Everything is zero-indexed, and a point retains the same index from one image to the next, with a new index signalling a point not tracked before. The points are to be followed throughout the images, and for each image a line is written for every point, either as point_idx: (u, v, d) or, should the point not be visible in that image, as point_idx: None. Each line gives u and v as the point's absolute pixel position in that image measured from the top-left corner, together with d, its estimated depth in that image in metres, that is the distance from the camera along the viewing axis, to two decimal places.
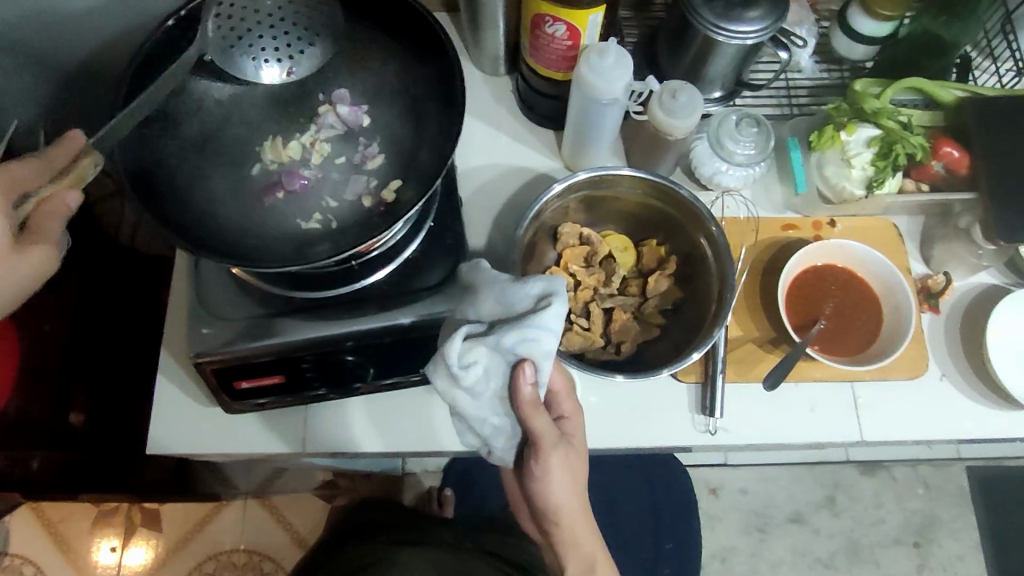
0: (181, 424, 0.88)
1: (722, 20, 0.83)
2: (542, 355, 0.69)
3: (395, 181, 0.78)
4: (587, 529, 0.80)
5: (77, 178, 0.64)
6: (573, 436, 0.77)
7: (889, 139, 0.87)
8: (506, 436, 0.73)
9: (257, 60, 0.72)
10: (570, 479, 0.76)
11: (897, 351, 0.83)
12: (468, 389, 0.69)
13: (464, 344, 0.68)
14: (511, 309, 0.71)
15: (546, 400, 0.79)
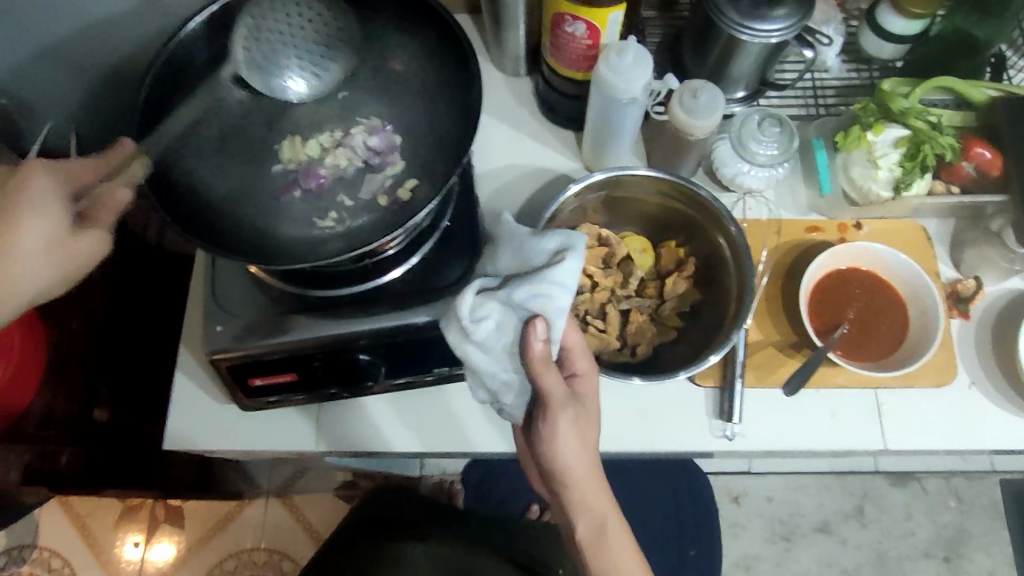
0: (199, 421, 0.89)
1: (746, 18, 0.81)
2: (554, 312, 0.70)
3: (410, 180, 0.79)
4: (601, 498, 0.74)
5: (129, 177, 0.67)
6: (585, 398, 0.74)
7: (917, 139, 0.85)
8: (516, 391, 0.73)
9: (288, 79, 0.76)
10: (579, 438, 0.72)
11: (924, 358, 0.80)
12: (479, 342, 0.70)
13: (477, 298, 0.70)
14: (528, 264, 0.73)
15: (559, 359, 0.76)
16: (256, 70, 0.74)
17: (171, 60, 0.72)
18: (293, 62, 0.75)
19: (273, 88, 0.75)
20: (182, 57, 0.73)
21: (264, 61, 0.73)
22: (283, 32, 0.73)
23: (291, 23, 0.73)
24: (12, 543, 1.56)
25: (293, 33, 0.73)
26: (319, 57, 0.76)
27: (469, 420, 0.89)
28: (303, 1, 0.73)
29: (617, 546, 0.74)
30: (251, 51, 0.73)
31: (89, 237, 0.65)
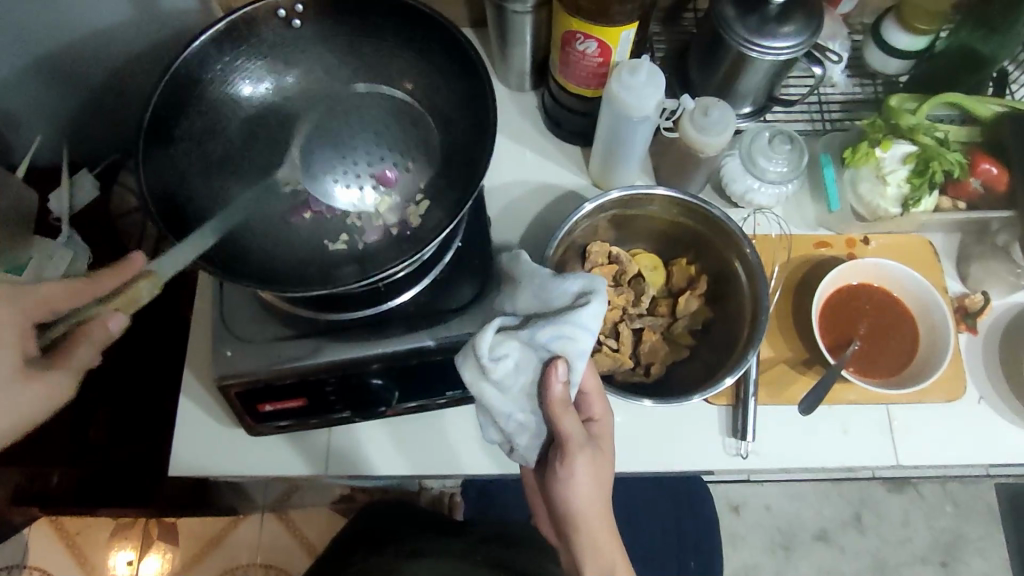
0: (204, 443, 0.87)
1: (756, 35, 0.81)
2: (576, 354, 0.69)
3: (422, 201, 0.77)
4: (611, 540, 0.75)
5: (130, 299, 0.63)
6: (601, 439, 0.75)
7: (925, 156, 0.85)
8: (531, 433, 0.72)
9: (337, 179, 0.76)
10: (595, 480, 0.73)
11: (936, 374, 0.80)
12: (498, 382, 0.68)
13: (496, 338, 0.68)
14: (549, 304, 0.72)
15: (575, 400, 0.77)
16: (310, 173, 0.76)
17: (178, 79, 0.72)
18: (347, 168, 0.76)
19: (321, 189, 0.76)
20: (188, 79, 0.73)
21: (322, 165, 0.76)
22: (341, 135, 0.77)
23: (345, 128, 0.77)
24: None
25: (353, 136, 0.77)
26: (374, 159, 0.76)
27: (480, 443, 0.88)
28: (362, 104, 0.79)
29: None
30: (310, 156, 0.76)
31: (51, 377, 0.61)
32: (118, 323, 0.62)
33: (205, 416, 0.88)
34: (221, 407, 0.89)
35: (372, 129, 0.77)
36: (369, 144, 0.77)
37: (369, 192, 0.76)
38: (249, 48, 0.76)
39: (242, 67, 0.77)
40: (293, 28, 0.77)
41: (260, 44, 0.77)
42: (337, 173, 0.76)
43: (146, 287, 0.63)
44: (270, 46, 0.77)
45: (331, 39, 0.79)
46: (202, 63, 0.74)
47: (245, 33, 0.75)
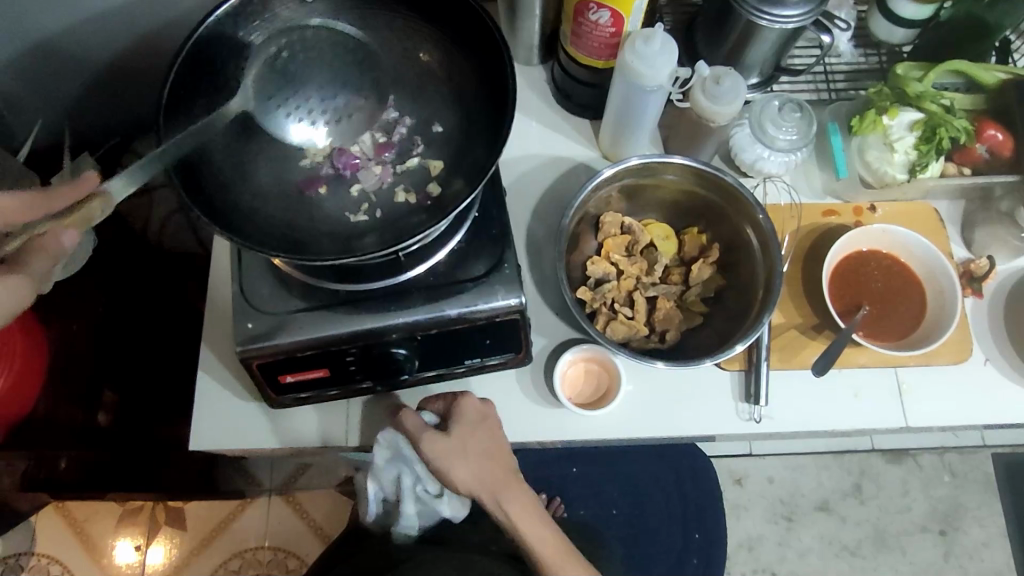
0: (221, 419, 0.88)
1: (765, 4, 0.82)
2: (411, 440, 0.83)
3: (437, 163, 0.78)
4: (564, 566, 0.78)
5: (82, 219, 0.60)
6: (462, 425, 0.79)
7: (932, 122, 0.86)
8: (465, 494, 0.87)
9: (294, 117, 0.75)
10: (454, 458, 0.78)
11: (944, 337, 0.82)
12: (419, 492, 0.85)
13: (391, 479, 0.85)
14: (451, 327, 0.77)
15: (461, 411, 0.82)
16: (264, 110, 0.74)
17: (195, 55, 0.73)
18: (304, 107, 0.75)
19: (275, 123, 0.75)
20: (203, 58, 0.73)
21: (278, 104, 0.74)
22: (301, 74, 0.74)
23: (297, 68, 0.74)
24: (7, 551, 1.52)
25: (310, 80, 0.74)
26: (327, 104, 0.76)
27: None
28: (313, 40, 0.75)
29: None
30: (263, 83, 0.74)
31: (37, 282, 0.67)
32: (71, 237, 0.62)
33: (224, 392, 0.89)
34: (241, 382, 0.89)
35: (321, 68, 0.74)
36: (322, 85, 0.75)
37: (322, 131, 0.77)
38: (262, 23, 0.76)
39: (256, 43, 0.76)
40: (305, 6, 0.77)
41: (274, 20, 0.76)
42: (292, 113, 0.75)
43: (98, 207, 0.60)
44: (282, 22, 0.77)
45: (346, 11, 0.78)
46: (219, 40, 0.74)
47: (259, 8, 0.75)
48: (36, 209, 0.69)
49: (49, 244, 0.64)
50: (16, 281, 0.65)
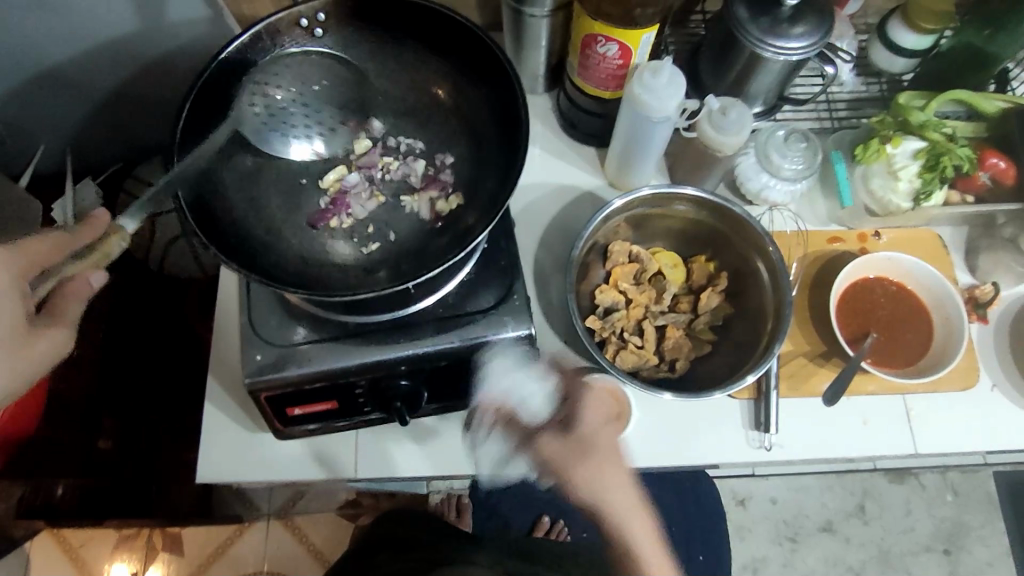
0: (227, 449, 0.87)
1: (769, 36, 0.83)
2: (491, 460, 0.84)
3: (455, 197, 0.76)
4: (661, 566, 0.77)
5: (103, 255, 0.65)
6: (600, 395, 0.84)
7: (935, 150, 0.87)
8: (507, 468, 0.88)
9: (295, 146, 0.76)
10: (594, 414, 0.82)
11: (952, 365, 0.83)
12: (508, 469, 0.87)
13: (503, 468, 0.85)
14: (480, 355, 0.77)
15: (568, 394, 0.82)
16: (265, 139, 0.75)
17: (212, 90, 0.73)
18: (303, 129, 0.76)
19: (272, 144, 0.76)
20: (214, 93, 0.73)
21: (271, 130, 0.75)
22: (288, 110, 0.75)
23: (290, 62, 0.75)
24: None
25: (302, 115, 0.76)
26: (325, 124, 0.78)
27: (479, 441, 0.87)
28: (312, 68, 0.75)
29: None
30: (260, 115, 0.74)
31: (54, 334, 0.62)
32: (99, 278, 0.65)
33: (230, 422, 0.88)
34: (247, 411, 0.88)
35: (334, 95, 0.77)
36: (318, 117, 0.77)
37: (319, 143, 0.78)
38: None
39: None
40: (314, 37, 0.77)
41: None
42: (288, 128, 0.76)
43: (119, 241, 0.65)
44: None
45: (355, 44, 0.79)
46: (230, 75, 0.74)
47: (268, 44, 0.75)
48: (63, 251, 0.64)
49: (75, 290, 0.64)
50: (56, 332, 0.62)
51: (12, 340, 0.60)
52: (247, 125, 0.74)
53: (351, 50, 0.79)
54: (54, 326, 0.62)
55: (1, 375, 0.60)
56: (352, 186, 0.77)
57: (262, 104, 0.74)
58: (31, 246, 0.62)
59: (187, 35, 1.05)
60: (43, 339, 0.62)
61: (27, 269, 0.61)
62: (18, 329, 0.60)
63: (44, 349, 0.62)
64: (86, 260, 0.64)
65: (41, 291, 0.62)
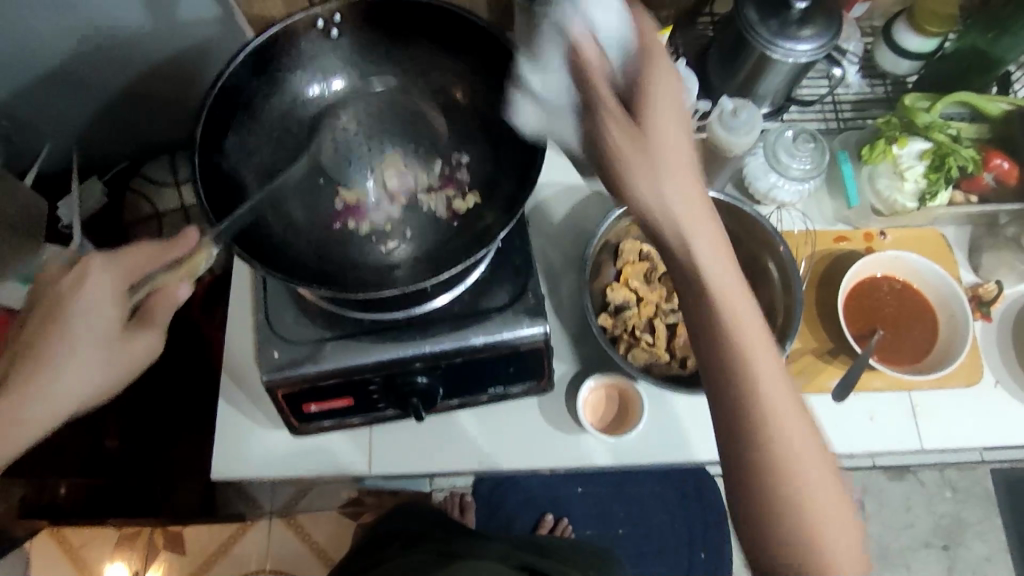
0: (240, 447, 0.87)
1: (778, 38, 0.85)
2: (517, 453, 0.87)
3: (472, 195, 0.77)
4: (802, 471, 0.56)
5: (190, 268, 0.65)
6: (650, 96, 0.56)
7: (941, 152, 0.88)
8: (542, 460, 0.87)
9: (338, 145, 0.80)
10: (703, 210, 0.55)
11: (958, 361, 0.84)
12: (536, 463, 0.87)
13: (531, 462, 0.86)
14: (497, 351, 0.77)
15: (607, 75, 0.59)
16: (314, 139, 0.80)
17: (232, 90, 0.74)
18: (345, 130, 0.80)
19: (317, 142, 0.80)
20: (233, 93, 0.74)
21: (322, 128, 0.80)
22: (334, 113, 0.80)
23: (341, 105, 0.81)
24: None
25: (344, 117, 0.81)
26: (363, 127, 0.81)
27: (494, 439, 0.87)
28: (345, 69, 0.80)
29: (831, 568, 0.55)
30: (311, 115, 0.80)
31: (142, 341, 0.65)
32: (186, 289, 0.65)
33: (242, 420, 0.89)
34: (260, 409, 0.89)
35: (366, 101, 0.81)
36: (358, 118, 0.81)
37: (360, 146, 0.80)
38: (289, 59, 0.78)
39: (286, 78, 0.79)
40: (330, 39, 0.79)
41: (300, 54, 0.78)
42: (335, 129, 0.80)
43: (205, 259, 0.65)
44: (309, 56, 0.79)
45: (371, 45, 0.80)
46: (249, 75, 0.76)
47: (285, 46, 0.77)
48: (159, 259, 0.65)
49: (164, 299, 0.65)
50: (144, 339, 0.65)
51: (106, 345, 0.63)
52: (325, 156, 0.79)
53: (365, 54, 0.80)
54: (144, 332, 0.65)
55: (85, 379, 0.63)
56: (370, 199, 0.77)
57: (312, 106, 0.80)
58: (133, 253, 0.65)
59: (199, 33, 1.06)
60: (132, 349, 0.64)
61: (125, 281, 0.64)
62: (111, 336, 0.63)
63: (131, 355, 0.65)
64: (177, 271, 0.65)
65: (137, 297, 0.65)
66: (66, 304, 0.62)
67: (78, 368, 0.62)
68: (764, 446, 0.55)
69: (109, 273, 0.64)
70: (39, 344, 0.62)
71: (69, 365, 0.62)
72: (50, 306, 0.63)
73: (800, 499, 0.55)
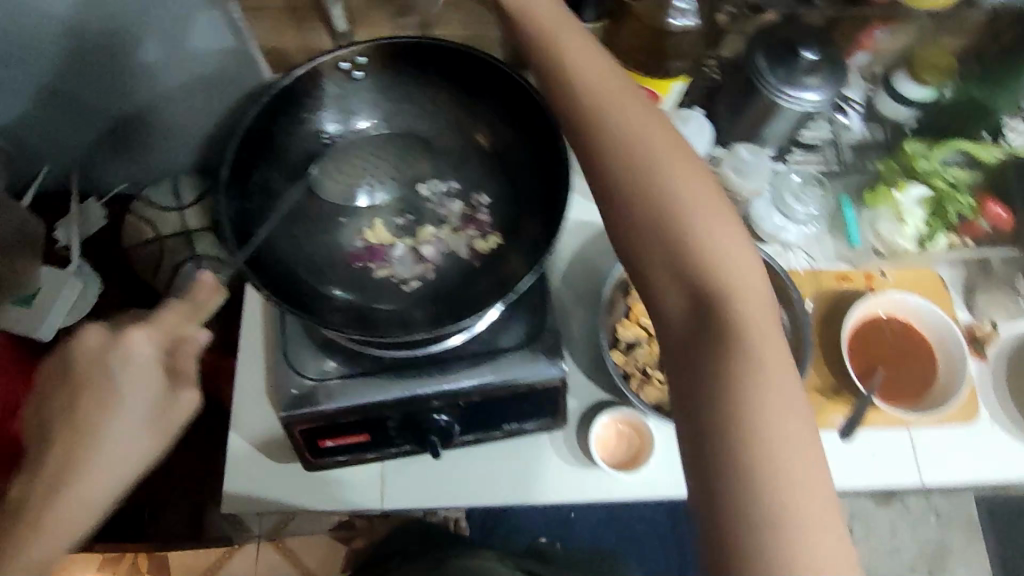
0: (248, 480, 0.86)
1: (785, 85, 0.88)
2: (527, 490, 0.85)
3: (494, 236, 0.78)
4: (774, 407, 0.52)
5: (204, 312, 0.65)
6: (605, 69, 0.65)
7: (940, 198, 0.96)
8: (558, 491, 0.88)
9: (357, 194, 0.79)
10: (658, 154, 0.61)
11: (958, 400, 0.86)
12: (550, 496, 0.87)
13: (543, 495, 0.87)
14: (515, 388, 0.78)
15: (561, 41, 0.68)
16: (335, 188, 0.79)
17: (256, 130, 0.75)
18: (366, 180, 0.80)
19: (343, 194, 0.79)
20: (258, 133, 0.76)
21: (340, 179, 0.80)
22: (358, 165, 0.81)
23: (358, 160, 0.81)
24: None
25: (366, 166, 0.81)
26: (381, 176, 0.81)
27: (506, 475, 0.87)
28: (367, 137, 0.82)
29: (800, 519, 0.47)
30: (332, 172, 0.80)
31: (185, 397, 0.64)
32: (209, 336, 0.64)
33: (250, 452, 0.88)
34: (268, 442, 0.88)
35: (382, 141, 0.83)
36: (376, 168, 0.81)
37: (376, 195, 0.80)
38: (312, 100, 0.80)
39: (310, 117, 0.80)
40: (353, 80, 0.80)
41: (322, 95, 0.80)
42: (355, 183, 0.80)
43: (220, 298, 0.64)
44: (331, 96, 0.80)
45: (393, 86, 0.82)
46: (272, 116, 0.77)
47: (309, 87, 0.78)
48: (182, 314, 0.64)
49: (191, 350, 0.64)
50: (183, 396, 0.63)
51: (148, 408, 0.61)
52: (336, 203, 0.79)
53: (382, 92, 0.82)
54: (184, 390, 0.64)
55: (131, 447, 0.60)
56: (395, 250, 0.78)
57: (334, 165, 0.80)
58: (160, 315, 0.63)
59: (212, 61, 1.06)
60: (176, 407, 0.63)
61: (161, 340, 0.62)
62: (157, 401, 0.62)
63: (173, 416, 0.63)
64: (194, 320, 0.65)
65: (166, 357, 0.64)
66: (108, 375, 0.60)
67: (125, 437, 0.60)
68: (724, 373, 0.52)
69: (150, 341, 0.62)
70: (80, 421, 0.59)
71: (114, 434, 0.60)
72: (96, 381, 0.60)
73: (773, 436, 0.50)
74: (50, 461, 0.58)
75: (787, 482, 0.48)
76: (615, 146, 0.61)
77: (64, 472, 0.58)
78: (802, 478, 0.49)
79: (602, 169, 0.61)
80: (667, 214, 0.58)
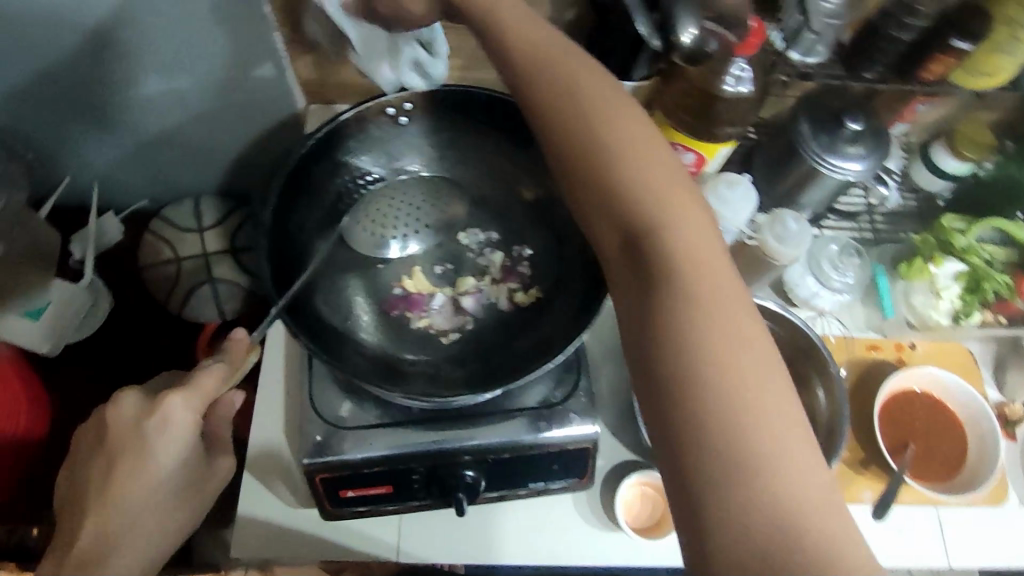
0: (259, 524, 0.83)
1: (828, 153, 0.87)
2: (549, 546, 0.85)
3: (535, 288, 0.78)
4: (763, 388, 0.48)
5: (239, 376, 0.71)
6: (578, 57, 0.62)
7: (976, 275, 0.95)
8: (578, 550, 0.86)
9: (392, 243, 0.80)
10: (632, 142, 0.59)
11: (989, 483, 0.85)
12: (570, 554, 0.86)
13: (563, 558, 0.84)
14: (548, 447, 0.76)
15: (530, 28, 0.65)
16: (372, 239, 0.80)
17: (299, 172, 0.75)
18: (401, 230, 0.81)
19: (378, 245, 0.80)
20: (302, 175, 0.76)
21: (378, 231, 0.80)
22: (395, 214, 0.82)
23: (396, 206, 0.82)
24: None
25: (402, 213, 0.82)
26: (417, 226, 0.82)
27: (528, 535, 0.84)
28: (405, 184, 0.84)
29: (775, 517, 0.45)
30: (369, 220, 0.81)
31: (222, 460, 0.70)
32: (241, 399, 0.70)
33: (264, 493, 0.85)
34: (284, 484, 0.85)
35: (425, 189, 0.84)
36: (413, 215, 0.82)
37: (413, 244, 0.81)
38: (356, 143, 0.80)
39: (353, 158, 0.81)
40: (398, 125, 0.81)
41: (365, 139, 0.80)
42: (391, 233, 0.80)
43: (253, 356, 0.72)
44: (374, 140, 0.81)
45: (438, 133, 0.82)
46: (317, 158, 0.77)
47: (354, 130, 0.79)
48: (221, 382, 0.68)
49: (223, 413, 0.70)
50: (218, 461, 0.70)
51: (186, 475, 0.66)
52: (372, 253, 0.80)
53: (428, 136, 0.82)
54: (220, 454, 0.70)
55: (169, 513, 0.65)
56: (435, 299, 0.78)
57: (372, 210, 0.81)
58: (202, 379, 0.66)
59: (250, 91, 1.05)
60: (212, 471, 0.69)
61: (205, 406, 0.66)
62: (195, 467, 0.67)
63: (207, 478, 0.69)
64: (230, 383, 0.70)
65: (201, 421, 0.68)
66: (155, 443, 0.63)
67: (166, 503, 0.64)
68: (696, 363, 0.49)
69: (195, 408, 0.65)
70: (118, 492, 0.62)
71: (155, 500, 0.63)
72: (133, 451, 0.63)
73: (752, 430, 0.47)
74: (87, 529, 0.61)
75: (762, 480, 0.46)
76: (589, 142, 0.59)
77: (103, 542, 0.60)
78: (773, 470, 0.46)
79: (571, 175, 0.60)
80: (642, 212, 0.56)
